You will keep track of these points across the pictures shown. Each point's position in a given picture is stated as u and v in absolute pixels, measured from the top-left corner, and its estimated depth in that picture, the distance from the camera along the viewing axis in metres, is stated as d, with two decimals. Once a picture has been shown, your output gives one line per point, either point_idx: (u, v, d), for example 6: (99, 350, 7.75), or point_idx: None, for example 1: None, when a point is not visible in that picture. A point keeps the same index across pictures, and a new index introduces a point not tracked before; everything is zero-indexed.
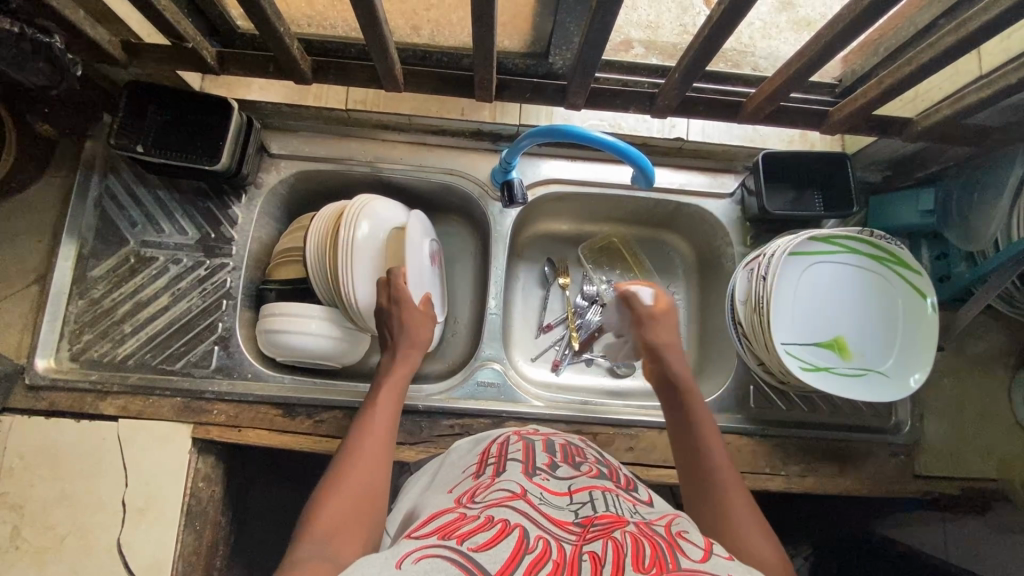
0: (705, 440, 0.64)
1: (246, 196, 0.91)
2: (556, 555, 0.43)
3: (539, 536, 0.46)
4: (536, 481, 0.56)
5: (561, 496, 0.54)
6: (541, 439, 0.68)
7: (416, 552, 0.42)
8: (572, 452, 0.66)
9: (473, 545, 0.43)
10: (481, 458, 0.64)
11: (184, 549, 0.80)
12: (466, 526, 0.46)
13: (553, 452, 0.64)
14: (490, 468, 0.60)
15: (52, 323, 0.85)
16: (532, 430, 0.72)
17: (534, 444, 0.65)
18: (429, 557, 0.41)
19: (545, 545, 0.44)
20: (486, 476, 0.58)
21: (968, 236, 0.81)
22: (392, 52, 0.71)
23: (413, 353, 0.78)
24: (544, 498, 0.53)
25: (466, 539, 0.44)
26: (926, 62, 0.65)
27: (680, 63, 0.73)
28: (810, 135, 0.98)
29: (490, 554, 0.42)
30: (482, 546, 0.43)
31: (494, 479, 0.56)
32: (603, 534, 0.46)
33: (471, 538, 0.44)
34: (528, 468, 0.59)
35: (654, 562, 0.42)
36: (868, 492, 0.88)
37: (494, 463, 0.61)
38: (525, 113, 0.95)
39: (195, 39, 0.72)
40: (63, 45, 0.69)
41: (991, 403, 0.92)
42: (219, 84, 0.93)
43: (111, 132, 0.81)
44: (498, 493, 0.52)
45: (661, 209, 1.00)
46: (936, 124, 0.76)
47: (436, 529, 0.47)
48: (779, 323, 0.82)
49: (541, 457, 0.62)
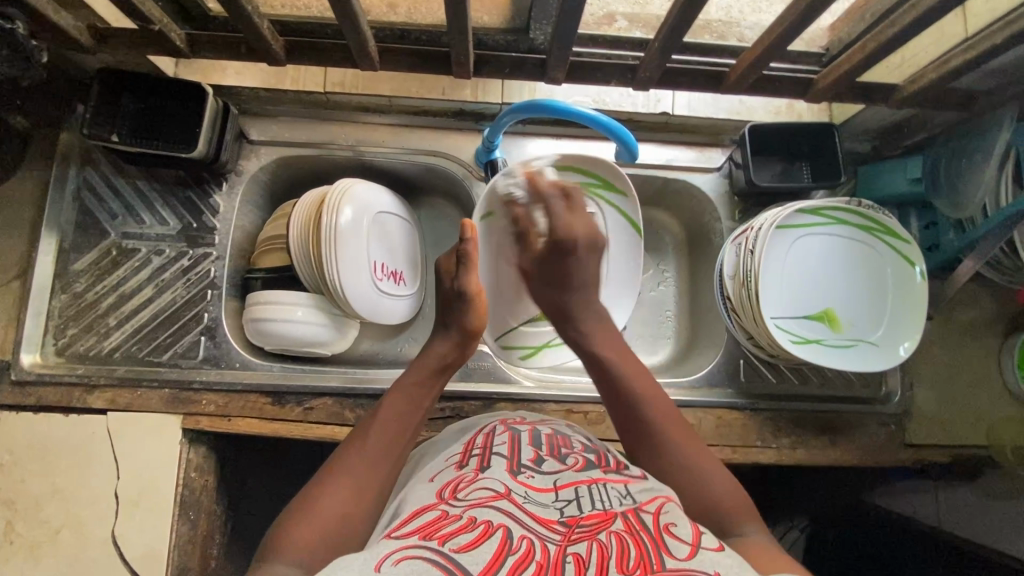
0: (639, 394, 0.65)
1: (226, 184, 0.90)
2: (539, 556, 0.44)
3: (523, 536, 0.46)
4: (520, 479, 0.55)
5: (546, 492, 0.54)
6: (527, 429, 0.68)
7: (397, 553, 0.43)
8: (558, 442, 0.65)
9: (455, 545, 0.44)
10: (465, 448, 0.64)
11: (179, 539, 0.80)
12: (450, 526, 0.47)
13: (538, 445, 0.63)
14: (473, 461, 0.60)
15: (36, 318, 0.85)
16: (520, 419, 0.72)
17: (521, 435, 0.65)
18: (410, 559, 0.42)
19: (529, 546, 0.45)
20: (469, 470, 0.58)
21: (955, 203, 0.81)
22: (365, 28, 0.69)
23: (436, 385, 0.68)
24: (529, 496, 0.53)
25: (448, 540, 0.45)
26: (910, 23, 0.64)
27: (659, 33, 0.71)
28: (797, 105, 0.97)
29: (473, 556, 0.44)
30: (464, 547, 0.44)
31: (478, 474, 0.56)
32: (587, 535, 0.47)
33: (454, 539, 0.45)
34: (512, 465, 0.58)
35: (636, 564, 0.44)
36: (859, 462, 0.88)
37: (478, 455, 0.61)
38: (508, 90, 0.94)
39: (162, 21, 0.70)
40: (26, 30, 0.67)
41: (980, 370, 0.92)
42: (193, 69, 0.91)
43: (83, 123, 0.79)
44: (481, 492, 0.52)
45: (648, 186, 0.99)
46: (922, 88, 0.75)
47: (418, 528, 0.47)
48: (768, 298, 0.81)
49: (526, 451, 0.62)
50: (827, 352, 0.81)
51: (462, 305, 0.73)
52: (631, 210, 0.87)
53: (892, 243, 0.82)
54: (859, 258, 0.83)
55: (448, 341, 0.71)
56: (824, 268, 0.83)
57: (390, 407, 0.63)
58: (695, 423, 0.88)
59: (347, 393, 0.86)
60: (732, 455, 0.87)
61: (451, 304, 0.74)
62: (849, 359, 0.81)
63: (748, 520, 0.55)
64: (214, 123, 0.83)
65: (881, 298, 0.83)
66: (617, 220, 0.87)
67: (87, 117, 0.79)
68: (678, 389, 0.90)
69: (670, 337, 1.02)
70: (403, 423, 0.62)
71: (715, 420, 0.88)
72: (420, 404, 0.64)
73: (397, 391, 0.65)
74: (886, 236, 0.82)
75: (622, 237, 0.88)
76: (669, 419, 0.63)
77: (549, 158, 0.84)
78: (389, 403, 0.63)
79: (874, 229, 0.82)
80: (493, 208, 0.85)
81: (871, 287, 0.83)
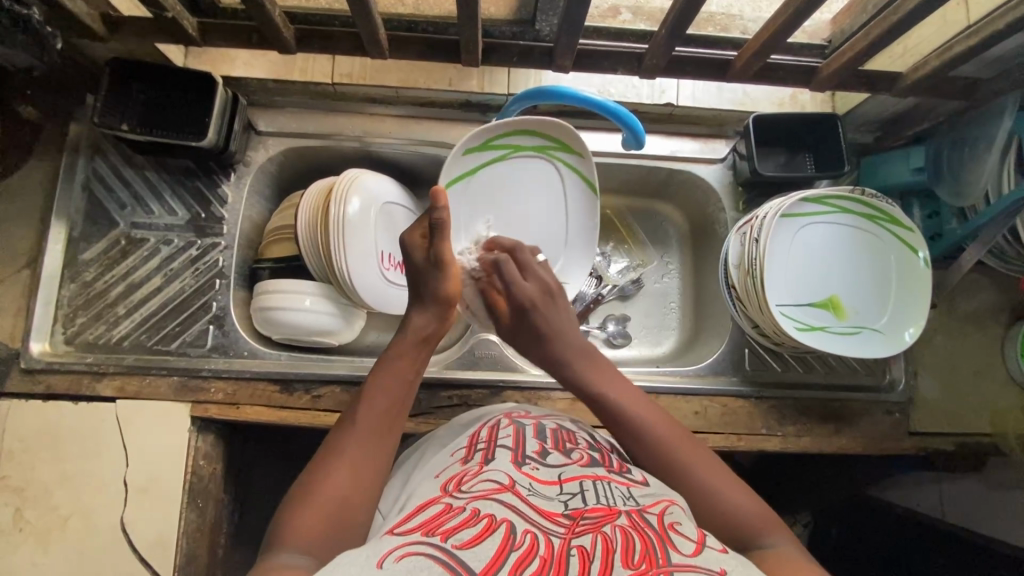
0: (640, 421, 0.62)
1: (235, 174, 0.91)
2: (543, 550, 0.44)
3: (527, 530, 0.46)
4: (525, 471, 0.56)
5: (551, 485, 0.55)
6: (532, 422, 0.68)
7: (399, 551, 0.43)
8: (563, 437, 0.65)
9: (457, 542, 0.44)
10: (470, 442, 0.64)
11: (187, 525, 0.81)
12: (451, 522, 0.47)
13: (543, 438, 0.64)
14: (478, 455, 0.60)
15: (45, 306, 0.85)
16: (524, 413, 0.72)
17: (525, 429, 0.65)
18: (411, 555, 0.42)
19: (532, 540, 0.45)
20: (474, 464, 0.58)
21: (956, 191, 0.82)
22: (375, 16, 0.70)
23: (422, 357, 0.65)
24: (533, 488, 0.53)
25: (450, 537, 0.45)
26: (914, 9, 0.65)
27: (665, 21, 0.72)
28: (800, 96, 0.98)
29: (475, 551, 0.43)
30: (467, 543, 0.44)
31: (482, 467, 0.57)
32: (592, 528, 0.47)
33: (456, 534, 0.45)
34: (517, 457, 0.59)
35: (643, 558, 0.43)
36: (864, 450, 0.89)
37: (483, 449, 0.61)
38: (514, 80, 0.94)
39: (175, 9, 0.71)
40: (41, 17, 0.68)
41: (984, 359, 0.93)
42: (202, 60, 0.92)
43: (95, 111, 0.79)
44: (485, 484, 0.53)
45: (653, 177, 0.99)
46: (925, 76, 0.76)
47: (419, 525, 0.47)
48: (773, 287, 0.82)
49: (531, 443, 0.62)
50: (827, 339, 0.81)
51: (439, 276, 0.66)
52: (586, 169, 0.85)
53: (896, 231, 0.83)
54: (862, 245, 0.84)
55: (426, 313, 0.67)
56: (827, 259, 0.84)
57: (377, 385, 0.61)
58: (700, 411, 0.88)
59: (355, 381, 0.86)
60: (738, 443, 0.87)
61: (424, 275, 0.67)
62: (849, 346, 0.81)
63: (772, 529, 0.55)
64: (223, 113, 0.83)
65: (884, 286, 0.84)
66: (572, 180, 0.87)
67: (98, 106, 0.80)
68: (683, 378, 0.91)
69: (675, 328, 1.03)
70: (391, 398, 0.60)
71: (720, 408, 0.89)
72: (405, 377, 0.62)
73: (382, 368, 0.62)
74: (888, 223, 0.83)
75: (578, 200, 0.88)
76: (679, 440, 0.61)
77: (511, 122, 0.80)
78: (378, 381, 0.61)
79: (877, 216, 0.83)
80: (456, 178, 0.82)
81: (873, 275, 0.84)
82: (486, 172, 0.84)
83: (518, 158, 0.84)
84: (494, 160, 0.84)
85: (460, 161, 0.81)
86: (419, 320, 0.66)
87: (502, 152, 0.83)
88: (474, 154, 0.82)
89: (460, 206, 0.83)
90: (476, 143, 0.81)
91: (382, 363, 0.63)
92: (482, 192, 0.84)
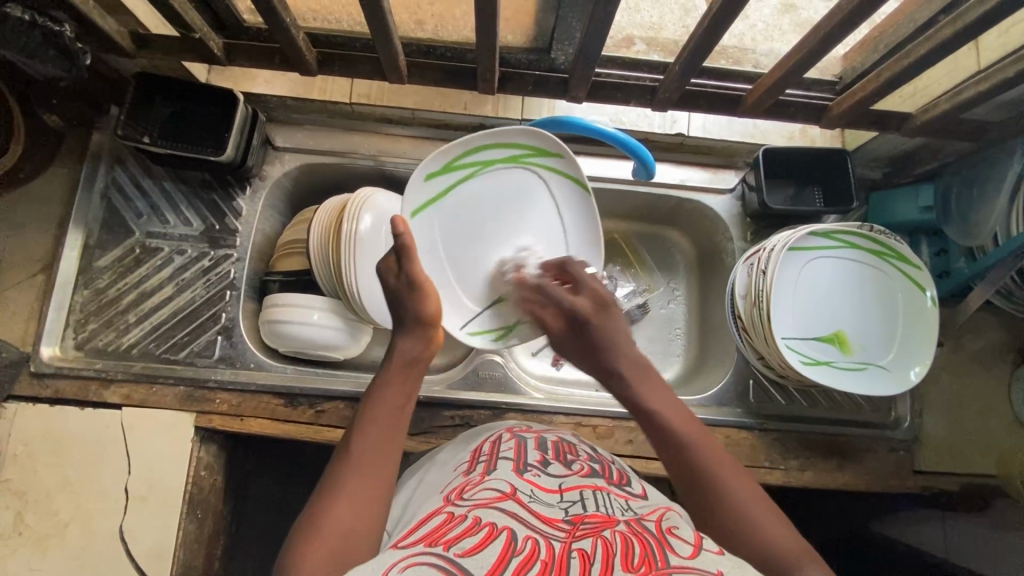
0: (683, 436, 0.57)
1: (250, 188, 0.92)
2: (544, 555, 0.44)
3: (528, 536, 0.46)
4: (526, 479, 0.56)
5: (552, 493, 0.55)
6: (534, 436, 0.68)
7: (403, 561, 0.43)
8: (564, 449, 0.66)
9: (460, 550, 0.44)
10: (472, 456, 0.64)
11: (185, 537, 0.81)
12: (453, 530, 0.47)
13: (544, 450, 0.64)
14: (481, 466, 0.60)
15: (57, 312, 0.86)
16: (526, 428, 0.72)
17: (527, 442, 0.66)
18: (416, 565, 0.42)
19: (533, 546, 0.45)
20: (476, 474, 0.58)
21: (965, 232, 0.83)
22: (396, 42, 0.71)
23: (409, 385, 0.63)
24: (534, 496, 0.53)
25: (453, 545, 0.45)
26: (922, 56, 0.67)
27: (678, 60, 0.74)
28: (810, 131, 0.99)
29: (477, 559, 0.43)
30: (469, 551, 0.44)
31: (484, 477, 0.57)
32: (592, 532, 0.47)
33: (458, 542, 0.45)
34: (518, 466, 0.59)
35: (642, 560, 0.43)
36: (867, 486, 0.88)
37: (485, 460, 0.61)
38: (527, 107, 0.96)
39: (201, 30, 0.74)
40: (72, 33, 0.70)
41: (990, 399, 0.92)
42: (225, 76, 0.94)
43: (118, 123, 0.81)
44: (487, 492, 0.53)
45: (662, 205, 1.00)
46: (934, 118, 0.77)
47: (423, 536, 0.47)
48: (778, 318, 0.82)
49: (532, 455, 0.62)
50: (865, 379, 0.81)
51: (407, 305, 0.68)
52: (570, 168, 0.81)
53: (902, 267, 0.83)
54: (869, 280, 0.84)
55: (410, 337, 0.65)
56: (834, 292, 0.84)
57: (371, 418, 0.58)
58: None
59: (358, 397, 0.87)
60: None
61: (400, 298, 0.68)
62: (874, 386, 0.81)
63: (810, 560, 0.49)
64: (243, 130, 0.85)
65: (888, 321, 0.84)
66: (560, 183, 0.82)
67: (122, 118, 0.82)
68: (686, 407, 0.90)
69: (679, 355, 1.03)
70: (383, 424, 0.58)
71: (722, 439, 0.88)
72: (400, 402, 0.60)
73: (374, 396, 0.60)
74: (895, 257, 0.83)
75: (572, 203, 0.82)
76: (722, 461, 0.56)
77: (466, 138, 0.79)
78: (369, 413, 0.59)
79: (884, 252, 0.83)
80: (422, 204, 0.80)
81: (879, 310, 0.84)
82: (455, 193, 0.81)
83: (491, 172, 0.81)
84: (465, 178, 0.81)
85: (423, 187, 0.80)
86: (405, 344, 0.64)
87: (474, 170, 0.81)
88: (438, 178, 0.80)
89: (430, 234, 0.80)
90: (437, 166, 0.80)
91: (374, 391, 0.61)
92: (460, 210, 0.81)
